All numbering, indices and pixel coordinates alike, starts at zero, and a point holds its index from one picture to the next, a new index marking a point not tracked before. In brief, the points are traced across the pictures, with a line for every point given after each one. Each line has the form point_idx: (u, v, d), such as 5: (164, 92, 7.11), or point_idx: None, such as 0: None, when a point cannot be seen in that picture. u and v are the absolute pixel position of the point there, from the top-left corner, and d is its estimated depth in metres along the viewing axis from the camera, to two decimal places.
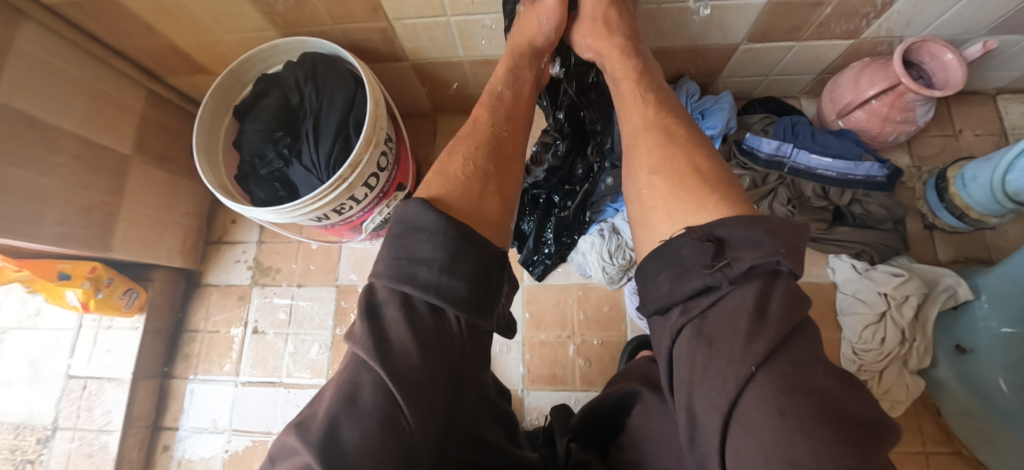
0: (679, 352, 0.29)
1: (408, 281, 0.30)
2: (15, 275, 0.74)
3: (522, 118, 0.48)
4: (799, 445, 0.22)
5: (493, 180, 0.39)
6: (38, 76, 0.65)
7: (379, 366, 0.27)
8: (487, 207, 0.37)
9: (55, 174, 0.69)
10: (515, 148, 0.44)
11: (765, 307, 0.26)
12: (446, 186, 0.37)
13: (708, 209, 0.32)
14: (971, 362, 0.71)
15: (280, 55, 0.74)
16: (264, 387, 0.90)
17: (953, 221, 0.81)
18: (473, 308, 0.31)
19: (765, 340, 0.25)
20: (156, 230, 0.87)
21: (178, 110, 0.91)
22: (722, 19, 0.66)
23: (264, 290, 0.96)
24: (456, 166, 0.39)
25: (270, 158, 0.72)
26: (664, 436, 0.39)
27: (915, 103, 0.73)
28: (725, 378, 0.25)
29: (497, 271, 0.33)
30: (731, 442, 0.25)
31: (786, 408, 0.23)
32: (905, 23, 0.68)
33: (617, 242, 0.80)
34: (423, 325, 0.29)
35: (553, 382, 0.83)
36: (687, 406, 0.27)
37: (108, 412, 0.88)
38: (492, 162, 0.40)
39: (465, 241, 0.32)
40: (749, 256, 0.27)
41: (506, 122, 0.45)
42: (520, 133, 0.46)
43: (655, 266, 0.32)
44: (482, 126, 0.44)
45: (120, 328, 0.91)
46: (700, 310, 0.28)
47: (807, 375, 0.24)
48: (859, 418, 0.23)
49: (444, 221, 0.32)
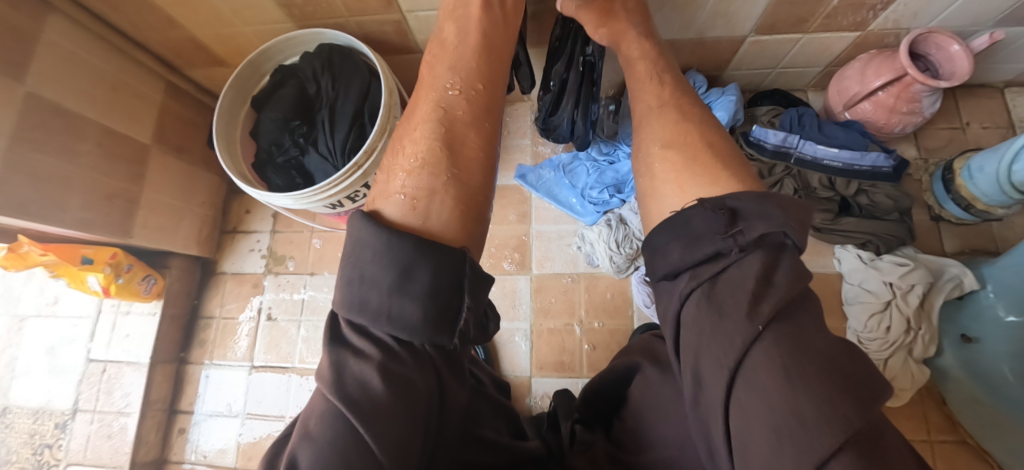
0: (686, 316, 0.29)
1: (359, 308, 0.30)
2: (41, 258, 0.76)
3: (483, 81, 0.45)
4: (801, 397, 0.23)
5: (443, 166, 0.38)
6: (63, 66, 0.68)
7: (337, 400, 0.28)
8: (437, 205, 0.36)
9: (79, 161, 0.71)
10: (473, 122, 0.42)
11: (772, 274, 0.27)
12: (388, 195, 0.37)
13: (721, 184, 0.33)
14: (978, 350, 0.72)
15: (297, 47, 0.76)
16: (277, 372, 0.93)
17: (959, 213, 0.81)
18: (431, 326, 0.31)
19: (771, 302, 0.26)
20: (174, 218, 0.90)
21: (195, 102, 0.93)
22: (729, 10, 0.67)
23: (278, 278, 0.98)
24: (402, 163, 0.39)
25: (286, 146, 0.74)
26: (666, 403, 0.41)
27: (922, 94, 0.73)
28: (733, 337, 0.26)
29: (452, 285, 0.32)
30: (734, 396, 0.26)
31: (790, 364, 0.24)
32: (912, 15, 0.69)
33: (625, 232, 0.84)
34: (377, 354, 0.29)
35: (560, 369, 0.84)
36: (694, 367, 0.28)
37: (127, 395, 0.91)
38: (444, 151, 0.39)
39: (412, 255, 0.31)
40: (762, 227, 0.28)
41: (452, 93, 0.43)
42: (479, 99, 0.44)
43: (662, 237, 0.33)
44: (426, 107, 0.42)
45: (139, 313, 0.94)
46: (709, 276, 0.29)
47: (810, 336, 0.26)
48: (859, 376, 0.24)
49: (386, 236, 0.32)
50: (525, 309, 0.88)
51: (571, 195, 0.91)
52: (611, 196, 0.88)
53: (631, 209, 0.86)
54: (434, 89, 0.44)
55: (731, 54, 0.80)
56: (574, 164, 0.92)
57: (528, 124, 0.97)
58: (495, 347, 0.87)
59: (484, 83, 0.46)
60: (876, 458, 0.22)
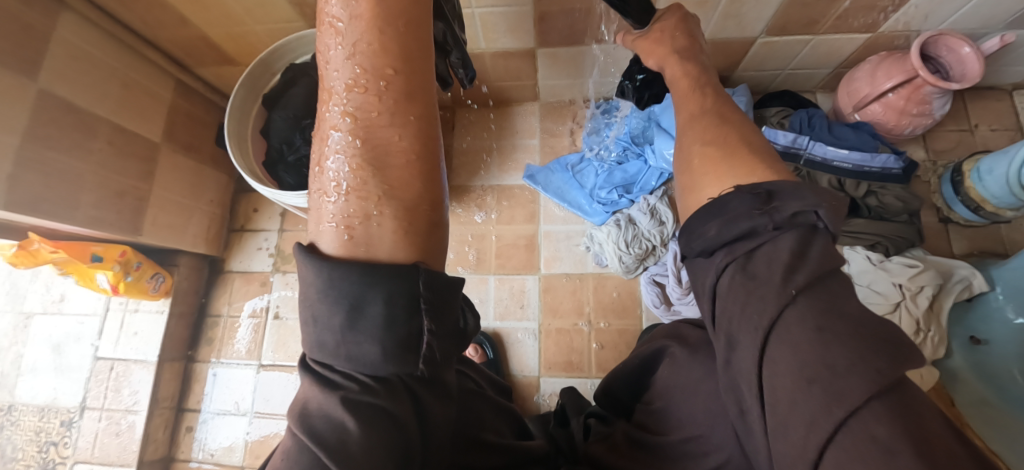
0: (722, 290, 0.30)
1: (318, 347, 0.27)
2: (51, 256, 0.76)
3: (398, 49, 0.26)
4: (833, 351, 0.24)
5: (374, 178, 0.26)
6: (75, 64, 0.68)
7: (303, 434, 0.26)
8: (378, 230, 0.26)
9: (90, 159, 0.71)
10: (397, 119, 0.27)
11: (806, 250, 0.27)
12: (320, 223, 0.27)
13: (759, 173, 0.31)
14: (987, 352, 0.73)
15: (309, 45, 0.76)
16: (285, 370, 0.93)
17: (968, 215, 0.82)
18: (392, 357, 0.27)
19: (805, 273, 0.27)
20: (183, 217, 0.90)
21: (204, 100, 0.93)
22: (741, 12, 0.67)
23: (286, 277, 0.98)
24: (322, 179, 0.27)
25: (298, 144, 0.77)
26: (693, 383, 0.41)
27: (932, 95, 0.74)
28: (767, 300, 0.27)
29: (412, 312, 0.27)
30: (767, 355, 0.27)
31: (824, 325, 0.25)
32: (923, 17, 0.69)
33: (634, 232, 0.84)
34: (341, 387, 0.27)
35: (569, 369, 0.84)
36: (727, 332, 0.29)
37: (135, 393, 0.91)
38: (365, 168, 0.26)
39: (358, 287, 0.26)
40: (795, 205, 0.28)
41: (361, 59, 0.26)
42: (398, 84, 0.26)
43: (695, 217, 0.32)
44: (328, 114, 0.27)
45: (147, 311, 0.94)
46: (745, 251, 0.29)
47: (843, 302, 0.26)
48: (889, 337, 0.25)
49: (327, 270, 0.26)
50: (534, 309, 0.88)
51: (580, 195, 0.91)
52: (619, 197, 0.88)
53: (641, 208, 0.85)
54: (327, 83, 0.28)
55: (740, 55, 0.80)
56: (582, 164, 0.93)
57: (537, 124, 0.97)
58: (504, 347, 0.87)
59: (413, 25, 0.27)
60: (908, 409, 0.23)
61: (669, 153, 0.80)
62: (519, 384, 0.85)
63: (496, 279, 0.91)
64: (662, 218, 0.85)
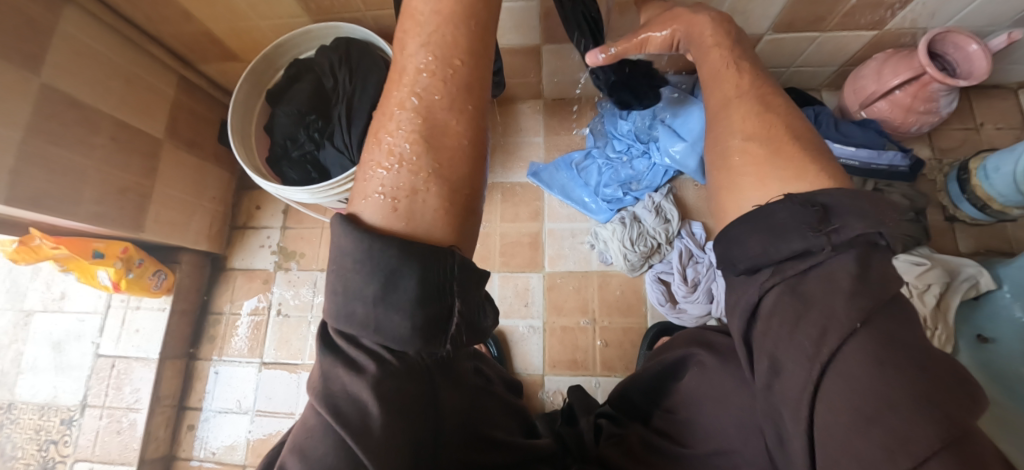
0: (768, 312, 0.29)
1: (345, 320, 0.26)
2: (53, 253, 0.75)
3: (467, 45, 0.29)
4: (898, 392, 0.24)
5: (427, 156, 0.27)
6: (77, 58, 0.67)
7: (326, 409, 0.25)
8: (421, 205, 0.26)
9: (92, 154, 0.71)
10: (456, 105, 0.28)
11: (867, 272, 0.26)
12: (365, 192, 0.27)
13: (809, 178, 0.30)
14: (995, 350, 0.73)
15: (314, 40, 0.76)
16: (288, 368, 0.92)
17: (974, 213, 0.81)
18: (421, 337, 0.26)
19: (867, 297, 0.25)
20: (185, 214, 0.89)
21: (207, 96, 0.93)
22: (748, 8, 0.67)
23: (288, 274, 0.97)
24: (375, 153, 0.28)
25: (302, 141, 0.76)
26: (727, 393, 0.39)
27: (939, 93, 0.73)
28: (825, 331, 0.26)
29: (443, 294, 0.26)
30: (822, 387, 0.26)
31: (885, 359, 0.24)
32: (930, 15, 0.69)
33: (639, 230, 0.84)
34: (366, 365, 0.26)
35: (574, 368, 0.84)
36: (771, 357, 0.28)
37: (136, 390, 0.90)
38: (421, 144, 0.27)
39: (395, 262, 0.25)
40: (857, 225, 0.27)
41: (436, 48, 0.28)
42: (463, 74, 0.28)
43: (740, 226, 0.30)
44: (394, 94, 0.28)
45: (149, 308, 0.93)
46: (795, 272, 0.28)
47: (905, 334, 0.25)
48: (952, 377, 0.24)
49: (365, 242, 0.25)
50: (538, 307, 0.88)
51: (584, 194, 0.91)
52: (625, 194, 0.88)
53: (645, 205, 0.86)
54: (397, 65, 0.29)
55: None
56: (587, 162, 0.92)
57: (540, 122, 0.97)
58: (508, 345, 0.86)
59: (483, 30, 0.30)
60: (969, 458, 0.22)
61: (675, 151, 0.80)
62: (524, 383, 0.84)
63: (501, 277, 0.90)
64: (667, 216, 0.85)
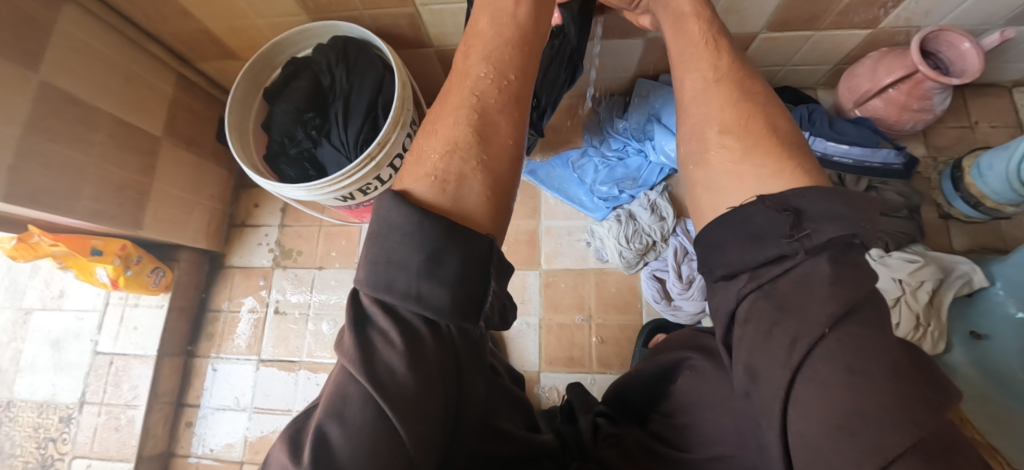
0: (744, 319, 0.28)
1: (386, 289, 0.26)
2: (51, 249, 0.75)
3: (520, 65, 0.33)
4: (868, 398, 0.23)
5: (477, 149, 0.30)
6: (75, 56, 0.68)
7: (364, 377, 0.24)
8: (468, 191, 0.29)
9: (91, 151, 0.71)
10: (507, 110, 0.31)
11: (842, 277, 0.25)
12: (417, 174, 0.29)
13: (787, 174, 0.29)
14: (987, 347, 0.73)
15: (311, 39, 0.77)
16: (286, 366, 0.93)
17: (968, 211, 0.82)
18: (459, 314, 0.26)
19: (837, 302, 0.24)
20: (184, 211, 0.90)
21: (206, 94, 0.93)
22: (742, 7, 0.67)
23: (286, 271, 0.98)
24: (429, 144, 0.31)
25: (300, 138, 0.75)
26: (720, 400, 0.40)
27: (933, 91, 0.74)
28: (795, 340, 0.25)
29: (482, 272, 0.27)
30: (794, 394, 0.25)
31: (856, 366, 0.23)
32: (924, 14, 0.70)
33: (634, 228, 0.85)
34: (407, 335, 0.25)
35: (570, 364, 0.84)
36: (747, 364, 0.28)
37: (135, 387, 0.91)
38: (472, 138, 0.30)
39: (443, 239, 0.26)
40: (832, 229, 0.26)
41: (496, 64, 0.32)
42: (516, 86, 0.32)
43: (716, 230, 0.31)
44: (452, 98, 0.32)
45: (147, 305, 0.93)
46: (770, 277, 0.27)
47: (878, 338, 0.24)
48: (926, 380, 0.24)
49: (416, 218, 0.26)
50: (534, 304, 0.88)
51: (581, 192, 0.92)
52: (620, 192, 0.89)
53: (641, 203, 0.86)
54: (457, 74, 0.33)
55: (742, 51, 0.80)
56: (583, 159, 0.92)
57: None
58: (504, 342, 0.86)
59: (532, 55, 0.34)
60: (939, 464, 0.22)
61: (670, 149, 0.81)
62: None
63: None
64: (662, 213, 0.85)
